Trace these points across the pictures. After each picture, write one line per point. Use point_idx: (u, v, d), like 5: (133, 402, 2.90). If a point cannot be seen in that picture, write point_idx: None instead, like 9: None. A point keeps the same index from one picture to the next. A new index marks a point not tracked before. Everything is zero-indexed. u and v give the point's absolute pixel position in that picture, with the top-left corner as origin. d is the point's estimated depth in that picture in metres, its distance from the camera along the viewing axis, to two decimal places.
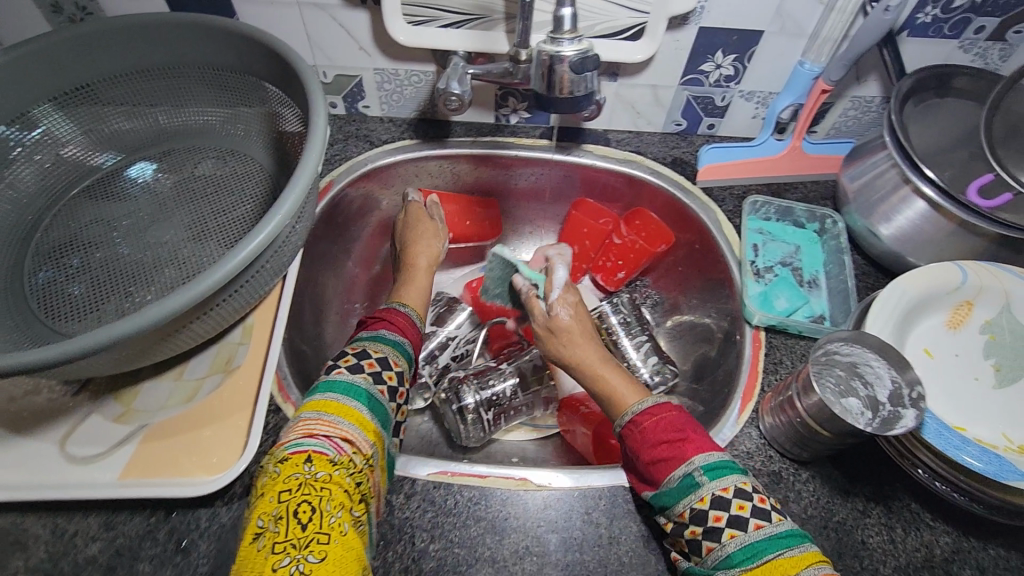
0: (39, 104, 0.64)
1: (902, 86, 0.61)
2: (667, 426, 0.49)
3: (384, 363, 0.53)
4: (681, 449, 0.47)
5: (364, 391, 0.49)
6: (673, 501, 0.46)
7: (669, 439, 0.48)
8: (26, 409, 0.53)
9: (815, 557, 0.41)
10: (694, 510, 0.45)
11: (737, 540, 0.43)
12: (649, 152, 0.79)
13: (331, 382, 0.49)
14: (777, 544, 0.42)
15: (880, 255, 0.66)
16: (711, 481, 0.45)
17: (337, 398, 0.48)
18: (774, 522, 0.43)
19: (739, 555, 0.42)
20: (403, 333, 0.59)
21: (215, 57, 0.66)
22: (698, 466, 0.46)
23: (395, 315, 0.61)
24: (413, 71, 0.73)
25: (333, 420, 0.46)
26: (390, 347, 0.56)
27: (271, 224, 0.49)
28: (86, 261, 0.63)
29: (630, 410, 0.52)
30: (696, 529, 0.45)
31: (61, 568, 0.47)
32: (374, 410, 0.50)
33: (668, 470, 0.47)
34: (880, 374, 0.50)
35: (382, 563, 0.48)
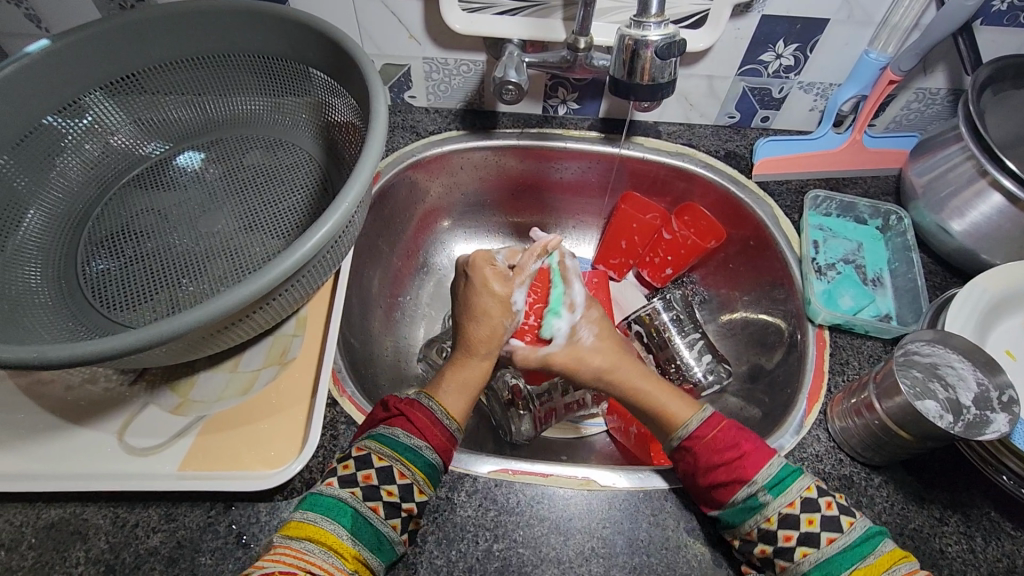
0: (90, 92, 0.64)
1: (979, 76, 0.58)
2: (725, 443, 0.48)
3: (384, 475, 0.45)
4: (740, 468, 0.46)
5: (348, 508, 0.43)
6: (740, 521, 0.45)
7: (727, 455, 0.47)
8: (83, 398, 0.53)
9: (890, 560, 0.42)
10: (763, 530, 0.44)
11: (811, 557, 0.43)
12: (701, 145, 0.77)
13: (314, 498, 0.44)
14: (854, 556, 0.42)
15: (948, 252, 0.64)
16: (777, 499, 0.45)
17: (314, 521, 0.42)
18: (845, 531, 0.43)
19: (816, 575, 0.42)
20: (423, 436, 0.48)
21: (265, 45, 0.65)
22: (760, 486, 0.46)
23: (414, 410, 0.49)
24: (463, 60, 0.71)
25: (301, 550, 0.40)
26: (397, 455, 0.46)
27: (335, 214, 0.48)
28: (139, 250, 0.62)
29: (678, 433, 0.50)
30: (766, 547, 0.44)
31: (122, 559, 0.46)
32: (359, 533, 0.42)
33: (728, 493, 0.46)
34: (964, 375, 0.49)
35: (445, 561, 0.47)
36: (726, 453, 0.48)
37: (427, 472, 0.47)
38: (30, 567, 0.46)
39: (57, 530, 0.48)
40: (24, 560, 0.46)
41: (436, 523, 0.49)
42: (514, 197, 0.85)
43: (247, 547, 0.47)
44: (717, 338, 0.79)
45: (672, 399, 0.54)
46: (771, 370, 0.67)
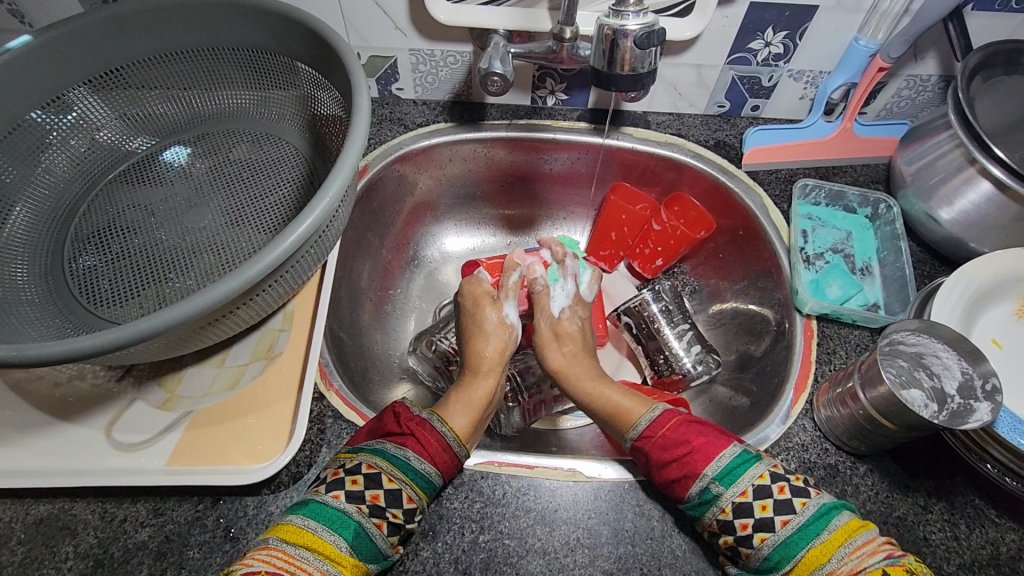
0: (74, 87, 0.64)
1: (968, 62, 0.58)
2: (682, 432, 0.49)
3: (393, 496, 0.44)
4: (691, 462, 0.46)
5: (353, 523, 0.42)
6: (713, 500, 0.44)
7: (679, 446, 0.48)
8: (71, 394, 0.53)
9: (846, 533, 0.41)
10: (738, 503, 0.44)
11: (791, 525, 0.42)
12: (691, 135, 0.76)
13: (318, 507, 0.42)
14: (810, 533, 0.41)
15: (937, 241, 0.63)
16: (739, 480, 0.45)
17: (314, 530, 0.41)
18: (800, 512, 0.42)
19: (778, 556, 0.42)
20: (432, 462, 0.47)
21: (250, 38, 0.65)
22: (712, 478, 0.45)
23: (425, 432, 0.48)
24: (450, 51, 0.71)
25: (294, 556, 0.39)
26: (408, 478, 0.45)
27: (317, 208, 0.48)
28: (125, 246, 0.62)
29: (637, 425, 0.52)
30: (745, 522, 0.43)
31: (111, 553, 0.47)
32: (359, 546, 0.42)
33: (684, 487, 0.46)
34: (948, 365, 0.49)
35: (431, 553, 0.47)
36: (679, 444, 0.48)
37: (431, 493, 0.47)
38: (19, 562, 0.46)
39: (47, 525, 0.48)
40: (14, 556, 0.47)
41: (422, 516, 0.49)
42: (504, 189, 0.84)
43: (234, 541, 0.47)
44: (707, 329, 0.79)
45: (631, 401, 0.56)
46: (759, 360, 0.67)
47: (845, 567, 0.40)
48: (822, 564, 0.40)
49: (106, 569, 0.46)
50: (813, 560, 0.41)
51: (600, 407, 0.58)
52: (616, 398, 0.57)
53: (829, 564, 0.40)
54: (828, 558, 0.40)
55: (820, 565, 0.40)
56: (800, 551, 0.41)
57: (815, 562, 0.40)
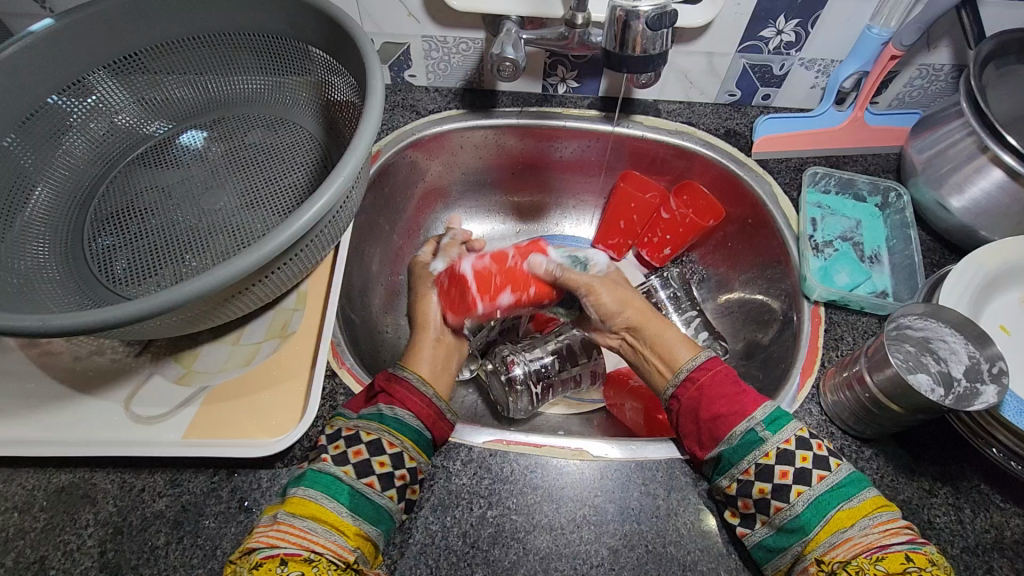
0: (93, 71, 0.65)
1: (982, 50, 0.58)
2: (724, 381, 0.50)
3: (374, 448, 0.46)
4: (739, 404, 0.48)
5: (347, 488, 0.44)
6: (735, 459, 0.46)
7: (726, 393, 0.49)
8: (90, 368, 0.54)
9: (873, 506, 0.42)
10: (760, 467, 0.45)
11: (784, 512, 0.44)
12: (701, 123, 0.76)
13: (314, 476, 0.44)
14: (839, 496, 0.43)
15: (947, 230, 0.64)
16: (774, 435, 0.46)
17: (317, 500, 0.43)
18: (816, 485, 0.44)
19: (807, 516, 0.43)
20: (405, 407, 0.49)
21: (265, 23, 0.66)
22: (759, 421, 0.47)
23: (395, 384, 0.51)
24: (462, 39, 0.71)
25: (304, 530, 0.41)
26: (385, 427, 0.47)
27: (331, 188, 0.49)
28: (143, 227, 0.63)
29: (684, 367, 0.53)
30: (764, 486, 0.45)
31: (130, 521, 0.48)
32: (357, 508, 0.44)
33: (728, 427, 0.47)
34: (955, 349, 0.49)
35: (440, 527, 0.48)
36: (727, 391, 0.50)
37: (415, 438, 0.48)
38: (42, 528, 0.48)
39: (68, 493, 0.49)
40: (36, 522, 0.48)
41: (432, 491, 0.50)
42: (514, 176, 0.85)
43: (249, 511, 0.49)
44: (715, 318, 0.79)
45: (681, 342, 0.56)
46: (766, 347, 0.68)
47: (866, 537, 0.41)
48: (844, 528, 0.42)
49: (125, 536, 0.47)
50: (837, 523, 0.42)
51: (654, 339, 0.57)
52: (668, 334, 0.56)
53: (852, 529, 0.42)
54: (851, 523, 0.42)
55: (841, 529, 0.42)
56: (814, 526, 0.43)
57: (838, 525, 0.42)
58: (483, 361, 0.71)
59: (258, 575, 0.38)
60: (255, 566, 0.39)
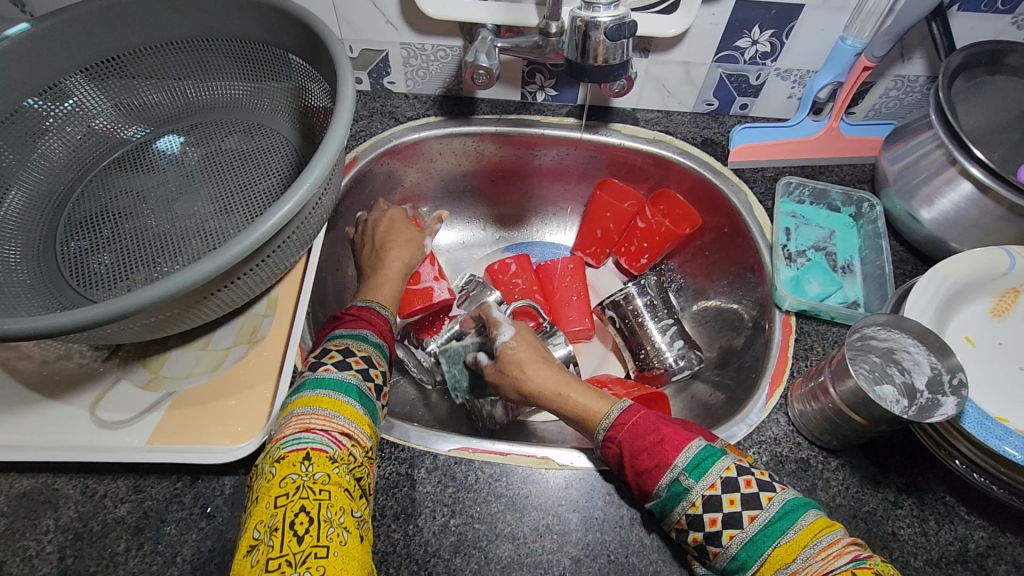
0: (70, 75, 0.65)
1: (951, 62, 0.58)
2: (643, 427, 0.48)
3: (349, 353, 0.51)
4: (660, 454, 0.46)
5: (353, 386, 0.48)
6: (683, 493, 0.45)
7: (646, 443, 0.47)
8: (58, 372, 0.54)
9: (813, 534, 0.41)
10: (707, 496, 0.44)
11: (737, 539, 0.43)
12: (678, 132, 0.77)
13: (317, 380, 0.48)
14: (776, 532, 0.42)
15: (919, 240, 0.64)
16: (698, 483, 0.44)
17: (329, 395, 0.46)
18: (765, 508, 0.43)
19: (744, 555, 0.42)
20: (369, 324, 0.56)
21: (243, 29, 0.66)
22: (681, 470, 0.45)
23: (358, 312, 0.57)
24: (440, 46, 0.72)
25: (330, 416, 0.45)
26: (350, 338, 0.53)
27: (299, 193, 0.49)
28: (117, 231, 0.63)
29: (601, 425, 0.51)
30: (714, 518, 0.43)
31: (91, 527, 0.48)
32: (364, 403, 0.48)
33: (652, 481, 0.46)
34: (919, 360, 0.49)
35: (403, 535, 0.48)
36: (646, 440, 0.47)
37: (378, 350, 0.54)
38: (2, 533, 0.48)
39: (29, 498, 0.49)
40: None
41: (396, 499, 0.50)
42: (493, 184, 0.85)
43: (211, 518, 0.49)
44: (693, 326, 0.79)
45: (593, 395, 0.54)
46: (740, 355, 0.68)
47: (807, 570, 0.40)
48: (785, 564, 0.41)
49: (85, 542, 0.47)
50: (778, 559, 0.41)
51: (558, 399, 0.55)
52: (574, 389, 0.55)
53: (793, 564, 0.40)
54: (792, 559, 0.40)
55: (783, 564, 0.41)
56: (753, 565, 0.42)
57: (781, 561, 0.41)
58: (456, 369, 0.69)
59: (284, 463, 0.42)
60: (280, 456, 0.42)
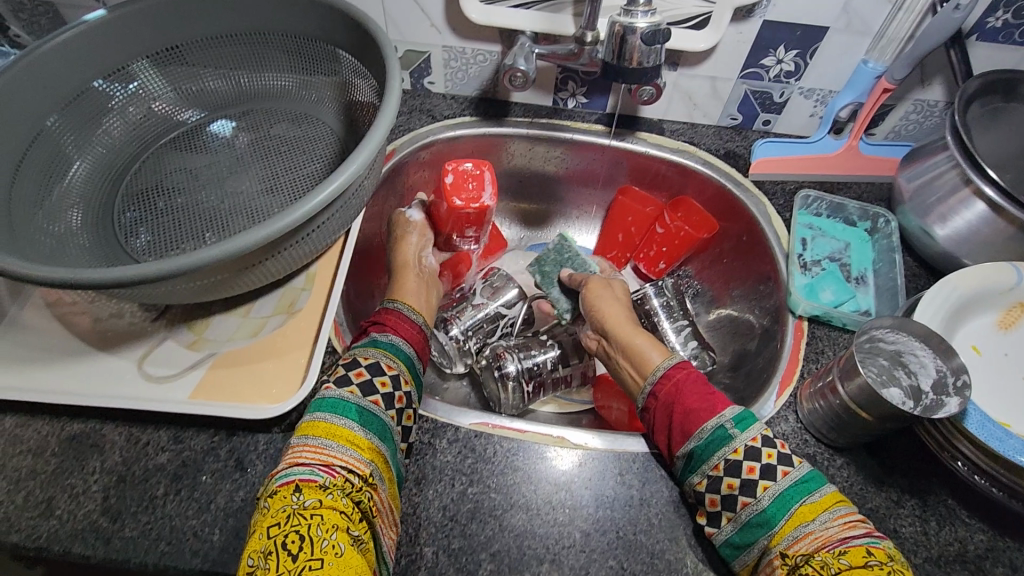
0: (137, 60, 0.71)
1: (968, 87, 0.61)
2: (696, 381, 0.55)
3: (375, 370, 0.51)
4: (710, 401, 0.52)
5: (354, 406, 0.48)
6: (726, 439, 0.48)
7: (699, 390, 0.53)
8: (110, 329, 0.58)
9: (832, 500, 0.45)
10: (749, 446, 0.48)
11: (770, 491, 0.46)
12: (702, 143, 0.80)
13: (320, 402, 0.48)
14: (803, 491, 0.45)
15: (932, 256, 0.66)
16: (742, 432, 0.48)
17: (326, 419, 0.46)
18: (779, 481, 0.46)
19: (772, 510, 0.45)
20: (397, 334, 0.57)
21: (298, 25, 0.71)
22: (728, 419, 0.50)
23: (390, 317, 0.58)
24: (479, 50, 0.76)
25: (319, 447, 0.44)
26: (382, 351, 0.53)
27: (347, 173, 0.53)
28: (169, 204, 0.68)
29: (658, 368, 0.57)
30: (733, 481, 0.47)
31: (133, 471, 0.51)
32: (368, 423, 0.47)
33: (698, 422, 0.50)
34: (925, 363, 0.51)
35: (423, 499, 0.51)
36: (698, 389, 0.54)
37: (409, 365, 0.55)
38: (51, 472, 0.51)
39: (77, 442, 0.53)
40: (47, 465, 0.51)
41: (417, 465, 0.53)
42: (521, 185, 0.89)
43: (245, 470, 0.52)
44: (707, 331, 0.82)
45: (652, 347, 0.61)
46: (751, 360, 0.70)
47: (826, 531, 0.43)
48: (806, 522, 0.44)
49: (127, 484, 0.51)
50: (800, 517, 0.44)
51: (625, 344, 0.63)
52: (640, 340, 0.62)
53: (813, 522, 0.44)
54: (813, 517, 0.44)
55: (804, 522, 0.44)
56: (779, 519, 0.44)
57: (803, 519, 0.44)
58: (477, 358, 0.74)
59: (275, 498, 0.41)
60: (272, 492, 0.42)
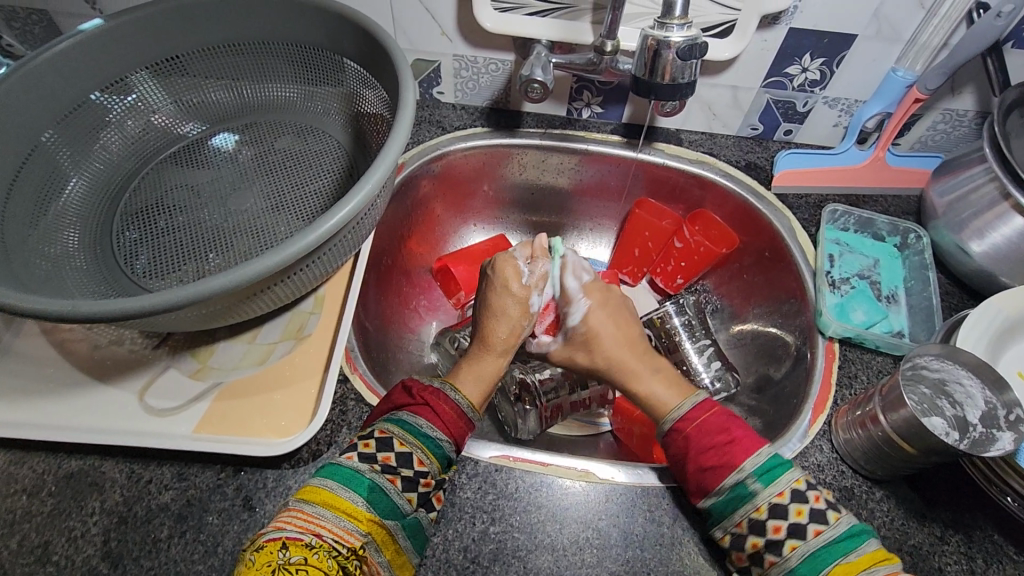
0: (136, 71, 0.68)
1: (1007, 98, 0.58)
2: (714, 424, 0.50)
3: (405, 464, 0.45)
4: (727, 454, 0.47)
5: (365, 480, 0.44)
6: (749, 497, 0.45)
7: (715, 440, 0.48)
8: (109, 358, 0.55)
9: (874, 560, 0.41)
10: (773, 503, 0.44)
11: (799, 551, 0.43)
12: (722, 154, 0.77)
13: (334, 468, 0.45)
14: (838, 551, 0.42)
15: (967, 273, 0.63)
16: (766, 487, 0.45)
17: (332, 488, 0.43)
18: (809, 540, 0.42)
19: (804, 570, 0.42)
20: (443, 427, 0.49)
21: (303, 34, 0.68)
22: (749, 473, 0.46)
23: (438, 400, 0.50)
24: (492, 59, 0.73)
25: (312, 514, 0.41)
26: (418, 442, 0.46)
27: (360, 195, 0.50)
28: (171, 223, 0.65)
29: (672, 413, 0.52)
30: (757, 540, 0.44)
31: (135, 512, 0.48)
32: (375, 501, 0.43)
33: (716, 479, 0.47)
34: (972, 393, 0.48)
35: (442, 539, 0.48)
36: (716, 437, 0.49)
37: (442, 459, 0.47)
38: (48, 513, 0.48)
39: (76, 480, 0.50)
40: (44, 505, 0.49)
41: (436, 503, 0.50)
42: (533, 197, 0.86)
43: (253, 510, 0.49)
44: (727, 348, 0.79)
45: (668, 387, 0.55)
46: (778, 381, 0.67)
47: None
48: None
49: (129, 526, 0.48)
50: None
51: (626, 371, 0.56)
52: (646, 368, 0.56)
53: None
54: (856, 572, 0.40)
55: None
56: None
57: (842, 574, 0.41)
58: None
59: (259, 556, 0.39)
60: (258, 547, 0.40)
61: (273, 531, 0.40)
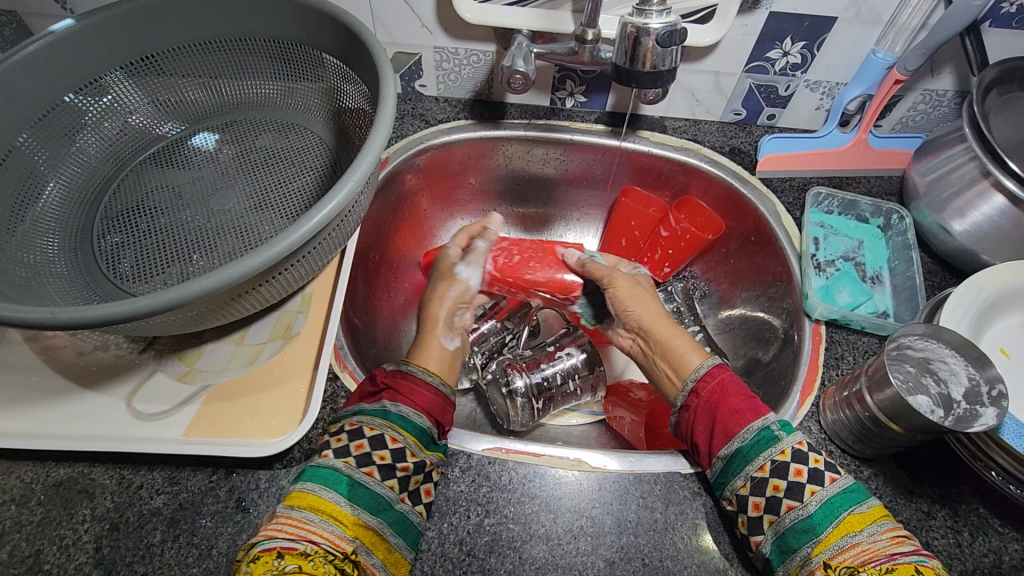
0: (109, 71, 0.66)
1: (985, 77, 0.59)
2: (734, 384, 0.52)
3: (376, 443, 0.46)
4: (755, 404, 0.50)
5: (345, 478, 0.44)
6: (774, 440, 0.46)
7: (739, 394, 0.51)
8: (94, 363, 0.55)
9: (879, 513, 0.43)
10: (776, 463, 0.45)
11: (818, 496, 0.43)
12: (706, 141, 0.77)
13: (313, 471, 0.44)
14: (851, 500, 0.43)
15: (949, 252, 0.64)
16: (789, 435, 0.47)
17: (315, 491, 0.43)
18: (806, 502, 0.44)
19: (818, 516, 0.43)
20: (410, 403, 0.49)
21: (280, 30, 0.67)
22: (774, 420, 0.48)
23: (399, 380, 0.51)
24: (473, 50, 0.73)
25: (302, 520, 0.41)
26: (386, 422, 0.47)
27: (343, 191, 0.50)
28: (151, 225, 0.64)
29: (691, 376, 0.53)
30: (778, 483, 0.45)
31: (127, 518, 0.48)
32: (358, 499, 0.44)
33: (743, 422, 0.48)
34: (956, 371, 0.50)
35: (437, 533, 0.48)
36: (740, 391, 0.51)
37: (420, 434, 0.48)
38: (39, 522, 0.48)
39: (65, 488, 0.49)
40: (33, 515, 0.48)
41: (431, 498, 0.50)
42: (519, 189, 0.86)
43: (246, 512, 0.49)
44: (716, 333, 0.80)
45: (689, 347, 0.56)
46: (766, 364, 0.68)
47: (874, 543, 0.41)
48: (852, 533, 0.42)
49: (121, 532, 0.47)
50: (846, 526, 0.42)
51: (660, 344, 0.58)
52: (676, 339, 0.58)
53: (861, 533, 0.41)
54: (861, 528, 0.42)
55: (851, 533, 0.42)
56: (826, 526, 0.42)
57: (849, 529, 0.42)
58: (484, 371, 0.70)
59: (256, 567, 0.38)
60: (253, 558, 0.38)
61: (261, 541, 0.40)
